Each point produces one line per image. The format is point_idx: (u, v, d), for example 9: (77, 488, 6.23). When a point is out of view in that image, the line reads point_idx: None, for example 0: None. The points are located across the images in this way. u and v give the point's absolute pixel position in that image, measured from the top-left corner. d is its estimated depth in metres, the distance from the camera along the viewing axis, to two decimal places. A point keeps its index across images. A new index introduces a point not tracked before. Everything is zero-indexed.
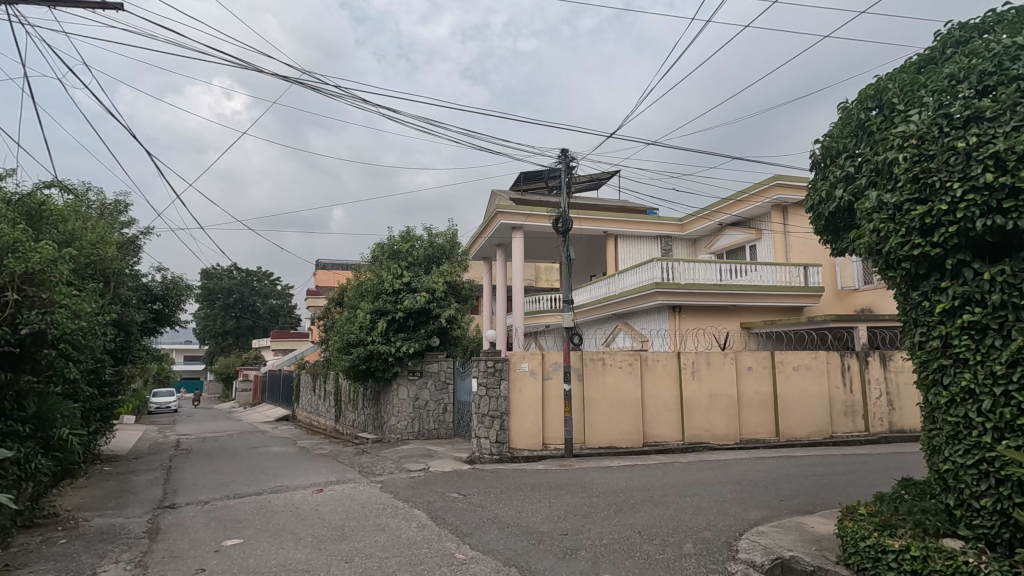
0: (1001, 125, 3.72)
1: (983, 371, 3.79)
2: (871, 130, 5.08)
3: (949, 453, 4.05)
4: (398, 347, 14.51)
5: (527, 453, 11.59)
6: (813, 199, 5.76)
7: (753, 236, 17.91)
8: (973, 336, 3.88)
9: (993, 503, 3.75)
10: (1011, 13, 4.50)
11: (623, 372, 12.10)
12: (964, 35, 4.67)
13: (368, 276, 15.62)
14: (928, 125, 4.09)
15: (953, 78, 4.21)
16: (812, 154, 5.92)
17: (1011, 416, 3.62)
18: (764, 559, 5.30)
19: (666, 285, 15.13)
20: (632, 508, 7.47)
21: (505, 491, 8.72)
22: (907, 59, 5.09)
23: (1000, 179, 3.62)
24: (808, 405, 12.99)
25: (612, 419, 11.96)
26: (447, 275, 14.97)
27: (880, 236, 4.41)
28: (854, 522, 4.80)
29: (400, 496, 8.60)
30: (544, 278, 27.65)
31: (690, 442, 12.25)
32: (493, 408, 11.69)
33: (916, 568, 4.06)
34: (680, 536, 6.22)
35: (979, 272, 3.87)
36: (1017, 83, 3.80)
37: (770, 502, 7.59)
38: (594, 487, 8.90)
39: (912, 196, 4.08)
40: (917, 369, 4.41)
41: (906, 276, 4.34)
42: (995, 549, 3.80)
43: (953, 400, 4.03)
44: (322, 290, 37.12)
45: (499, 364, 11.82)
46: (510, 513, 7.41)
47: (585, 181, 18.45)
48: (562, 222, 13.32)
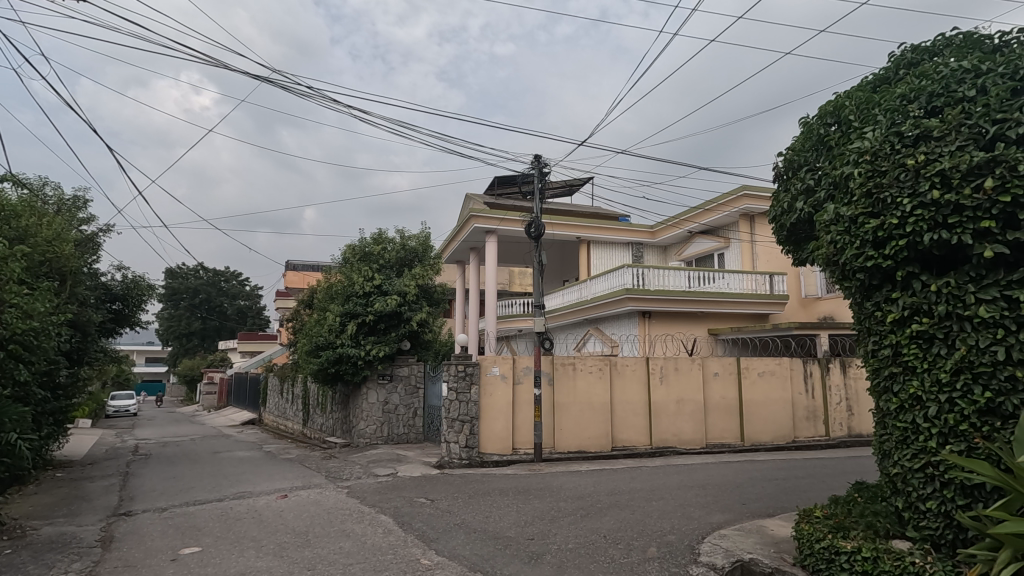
0: (948, 144, 3.89)
1: (929, 379, 3.96)
2: (830, 145, 5.24)
3: (898, 457, 4.21)
4: (368, 351, 14.31)
5: (497, 457, 11.58)
6: (775, 210, 5.91)
7: (722, 244, 18.30)
8: (921, 345, 4.05)
9: (938, 505, 3.91)
10: (960, 37, 4.71)
11: (593, 376, 12.21)
12: (916, 57, 4.88)
13: (338, 277, 15.43)
14: (881, 142, 4.28)
15: (904, 97, 4.38)
16: (775, 166, 6.05)
17: (954, 422, 3.81)
18: (725, 561, 5.41)
19: (636, 291, 15.35)
20: (598, 513, 7.54)
21: (473, 496, 8.70)
22: (865, 77, 5.27)
23: (946, 196, 3.79)
24: (772, 410, 13.32)
25: (582, 424, 12.06)
26: (419, 278, 14.91)
27: (837, 247, 4.58)
28: (810, 525, 4.94)
29: (368, 502, 8.51)
30: (518, 283, 27.75)
31: (658, 446, 12.43)
32: (463, 413, 11.63)
33: (866, 569, 4.20)
34: (645, 539, 6.31)
35: (927, 284, 4.04)
36: (962, 105, 3.97)
37: (732, 506, 7.74)
38: (562, 491, 8.96)
39: (866, 210, 4.26)
40: (870, 376, 4.57)
41: (861, 285, 4.51)
42: (940, 549, 3.96)
43: (902, 406, 4.20)
44: (292, 291, 36.46)
45: (469, 368, 11.76)
46: (477, 517, 7.41)
47: (559, 186, 18.60)
48: (534, 227, 13.35)
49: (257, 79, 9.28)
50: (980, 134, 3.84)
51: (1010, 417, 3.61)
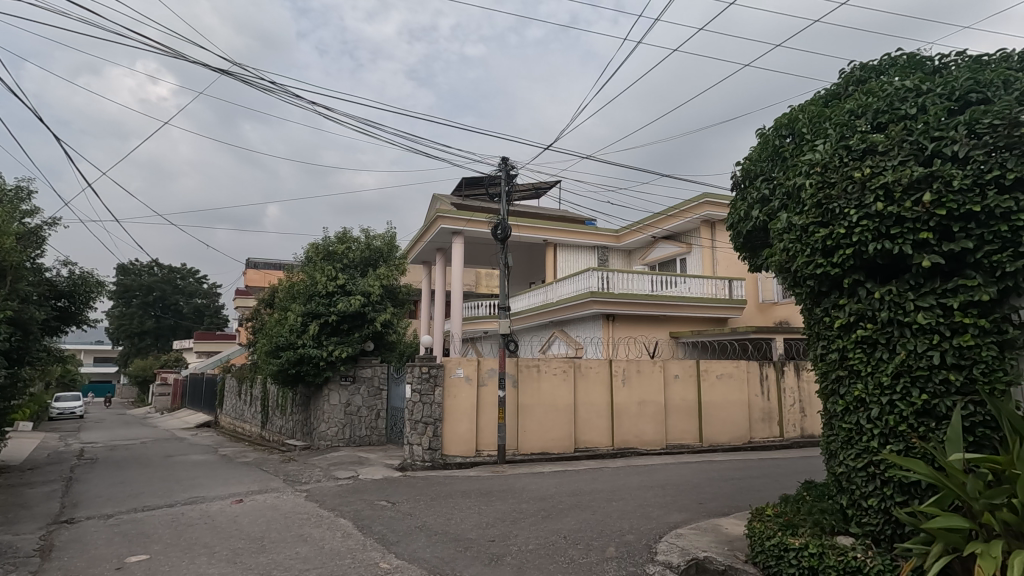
0: (892, 158, 4.08)
1: (872, 382, 4.15)
2: (784, 155, 5.42)
3: (843, 456, 4.39)
4: (330, 352, 14.03)
5: (460, 459, 11.54)
6: (732, 218, 6.08)
7: (684, 250, 18.72)
8: (865, 350, 4.24)
9: (878, 502, 4.11)
10: (904, 57, 4.95)
11: (557, 378, 12.31)
12: (863, 75, 5.11)
13: (300, 277, 15.11)
14: (830, 155, 4.46)
15: (853, 113, 4.58)
16: (732, 175, 6.22)
17: (894, 424, 4.00)
18: (681, 560, 5.51)
19: (600, 294, 15.57)
20: (560, 514, 7.60)
21: (435, 498, 8.64)
22: (817, 91, 5.48)
23: (889, 208, 3.99)
24: (729, 412, 13.69)
25: (545, 425, 12.13)
26: (384, 279, 14.73)
27: (789, 254, 4.76)
28: (762, 523, 5.10)
29: (327, 505, 8.36)
30: (484, 285, 27.74)
31: (619, 447, 12.62)
32: (427, 415, 11.55)
33: (813, 564, 4.36)
34: (604, 539, 6.41)
35: (871, 291, 4.23)
36: (905, 122, 4.18)
37: (689, 505, 7.92)
38: (525, 492, 8.99)
39: (816, 219, 4.44)
40: (818, 379, 4.76)
41: (811, 292, 4.71)
42: (880, 544, 4.16)
43: (848, 408, 4.38)
44: (252, 290, 35.51)
45: (434, 369, 11.67)
46: (439, 520, 7.37)
47: (527, 189, 18.69)
48: (500, 228, 13.35)
49: (218, 71, 9.02)
50: (920, 149, 4.04)
51: (943, 418, 3.84)
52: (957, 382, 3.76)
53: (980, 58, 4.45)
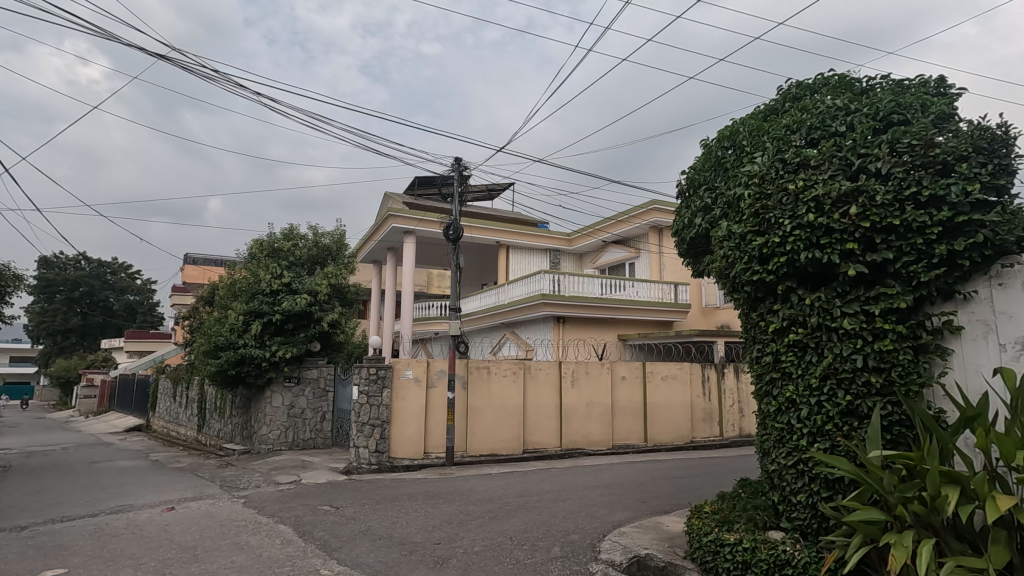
0: (822, 172, 4.32)
1: (803, 384, 4.37)
2: (726, 166, 5.63)
3: (775, 455, 4.60)
4: (274, 352, 13.53)
5: (407, 462, 11.38)
6: (677, 224, 6.28)
7: (632, 254, 19.19)
8: (796, 353, 4.47)
9: (806, 498, 4.34)
10: (835, 78, 5.25)
11: (507, 379, 12.35)
12: (799, 92, 5.39)
13: (242, 274, 14.52)
14: (768, 167, 4.69)
15: (788, 128, 4.82)
16: (678, 183, 6.40)
17: (821, 423, 4.24)
18: (624, 558, 5.62)
19: (551, 297, 15.76)
20: (506, 515, 7.62)
21: (380, 502, 8.48)
22: (757, 106, 5.74)
23: (819, 220, 4.22)
24: (673, 412, 14.12)
25: (494, 427, 12.14)
26: (332, 277, 14.34)
27: (728, 261, 4.97)
28: (699, 519, 5.30)
29: (266, 511, 8.05)
30: (436, 286, 27.53)
31: (567, 448, 12.77)
32: (374, 417, 11.36)
33: (746, 559, 4.53)
34: (550, 540, 6.46)
35: (802, 298, 4.47)
36: (834, 139, 4.44)
37: (633, 504, 8.10)
38: (472, 494, 8.96)
39: (753, 227, 4.65)
40: (753, 380, 4.97)
41: (748, 297, 4.92)
42: (807, 537, 4.39)
43: (780, 408, 4.60)
44: (190, 287, 33.86)
45: (382, 371, 11.45)
46: (384, 524, 7.24)
47: (480, 190, 18.69)
48: (452, 228, 13.27)
49: (156, 56, 8.56)
50: (847, 164, 4.30)
51: (865, 417, 4.10)
52: (878, 384, 4.02)
53: (902, 82, 4.79)
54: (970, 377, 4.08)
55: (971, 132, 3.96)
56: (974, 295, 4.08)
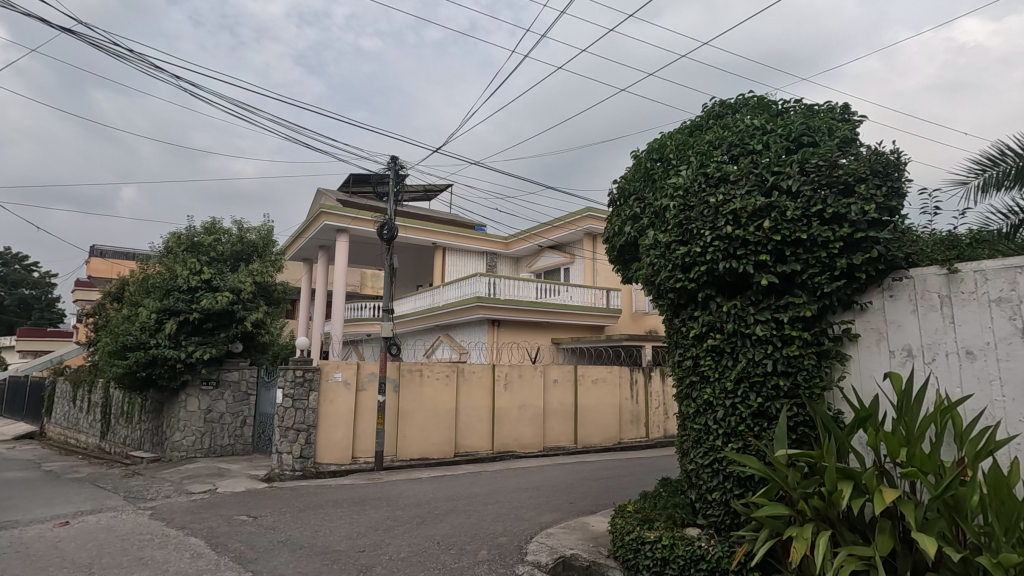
0: (740, 188, 4.58)
1: (719, 387, 4.61)
2: (654, 177, 5.82)
3: (693, 454, 4.82)
4: (190, 353, 12.68)
5: (334, 467, 10.99)
6: (608, 231, 6.44)
7: (567, 260, 19.57)
8: (714, 358, 4.70)
9: (721, 495, 4.57)
10: (755, 99, 5.57)
11: (439, 383, 12.22)
12: (721, 111, 5.69)
13: (157, 269, 13.57)
14: (692, 180, 4.91)
15: (712, 144, 5.08)
16: (610, 191, 6.57)
17: (734, 424, 4.48)
18: (549, 559, 5.68)
19: (486, 300, 15.78)
20: (435, 519, 7.54)
21: (303, 510, 8.14)
22: (683, 122, 6.01)
23: (736, 232, 4.48)
24: (602, 415, 14.49)
25: (425, 431, 11.97)
26: (258, 275, 13.66)
27: (654, 269, 5.17)
28: (623, 518, 5.45)
29: (175, 523, 7.52)
30: (369, 286, 26.96)
31: (499, 450, 12.81)
32: (300, 421, 10.87)
33: (665, 555, 4.69)
34: (477, 543, 6.44)
35: (720, 305, 4.71)
36: (752, 157, 4.72)
37: (560, 505, 8.22)
38: (400, 500, 8.78)
39: (677, 237, 4.86)
40: (675, 383, 5.18)
41: (672, 304, 5.14)
42: (721, 532, 4.62)
43: (698, 410, 4.82)
44: (97, 282, 31.24)
45: (309, 373, 11.00)
46: (306, 533, 6.96)
47: (417, 190, 18.45)
48: (386, 228, 13.00)
49: (59, 30, 7.82)
50: (763, 180, 4.57)
51: (774, 418, 4.38)
52: (785, 387, 4.31)
53: (813, 106, 5.16)
54: (864, 381, 4.46)
55: (869, 156, 4.32)
56: (869, 306, 4.46)
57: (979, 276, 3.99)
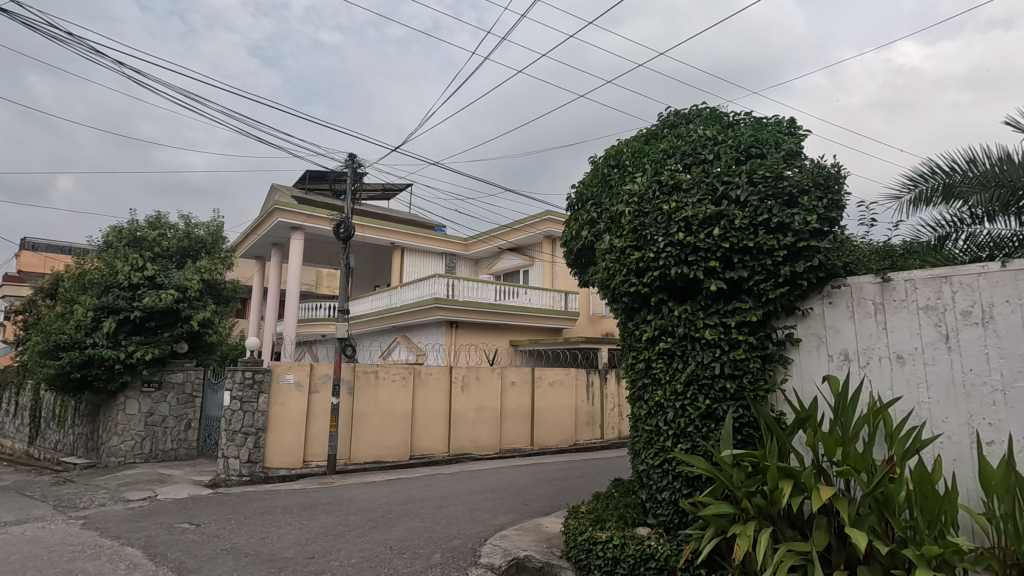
0: (692, 196, 4.71)
1: (669, 390, 4.73)
2: (610, 183, 5.92)
3: (644, 455, 4.92)
4: (130, 353, 12.06)
5: (284, 472, 10.67)
6: (566, 235, 6.52)
7: (526, 262, 19.68)
8: (665, 360, 4.82)
9: (670, 495, 4.68)
10: (708, 110, 5.75)
11: (396, 384, 12.05)
12: (676, 120, 5.85)
13: (95, 264, 12.85)
14: (647, 187, 5.02)
15: (666, 153, 5.21)
16: (568, 196, 6.64)
17: (684, 425, 4.60)
18: (502, 561, 5.69)
19: (445, 301, 15.67)
20: (388, 523, 7.43)
21: (249, 517, 7.87)
22: (640, 129, 6.14)
23: (687, 238, 4.60)
24: (558, 416, 14.62)
25: (380, 433, 11.78)
26: (205, 272, 13.14)
27: (610, 273, 5.26)
28: (576, 519, 5.51)
29: (110, 533, 7.13)
30: (325, 286, 26.38)
31: (455, 453, 12.74)
32: (248, 424, 10.51)
33: (616, 554, 4.78)
34: (430, 547, 6.38)
35: (671, 309, 4.84)
36: (704, 166, 4.86)
37: (515, 507, 8.25)
38: (353, 504, 8.61)
39: (632, 242, 4.96)
40: (628, 385, 5.28)
41: (626, 308, 5.25)
42: (669, 531, 4.74)
43: (650, 412, 4.93)
44: (27, 276, 29.30)
45: (259, 375, 10.66)
46: (252, 540, 6.72)
47: (376, 189, 18.16)
48: (343, 227, 12.73)
49: None
50: (714, 190, 4.71)
51: (720, 419, 4.53)
52: (732, 389, 4.47)
53: (761, 119, 5.37)
54: (805, 384, 4.66)
55: (812, 169, 4.53)
56: (810, 312, 4.67)
57: (909, 285, 4.24)
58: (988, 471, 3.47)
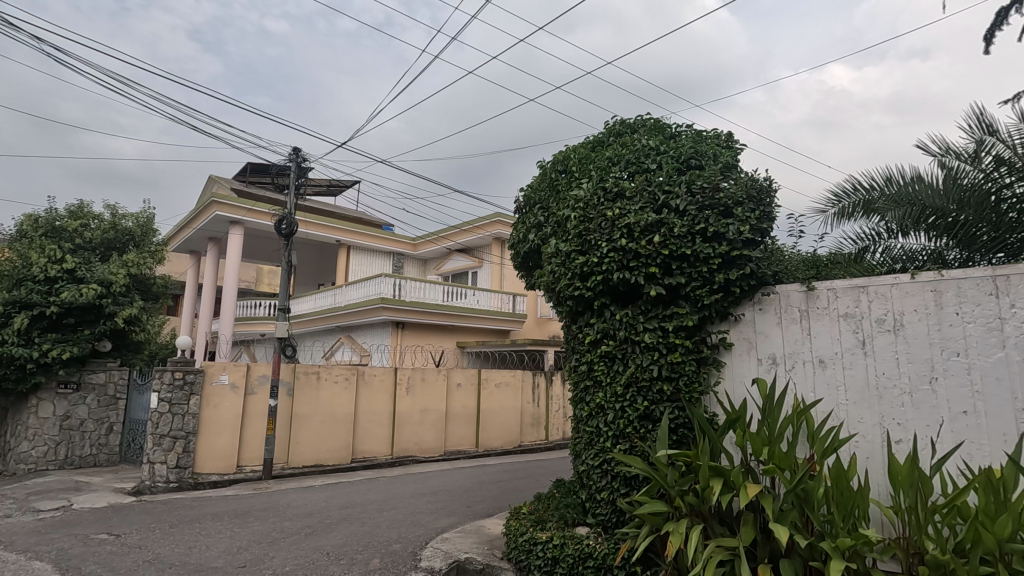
0: (635, 204, 4.84)
1: (610, 392, 4.84)
2: (557, 188, 5.99)
3: (584, 456, 5.02)
4: (45, 352, 11.18)
5: (215, 478, 10.16)
6: (513, 237, 6.56)
7: (475, 264, 19.64)
8: (607, 363, 4.93)
9: (609, 494, 4.79)
10: (652, 120, 5.94)
11: (338, 386, 11.74)
12: (621, 129, 6.01)
13: (6, 255, 11.83)
14: (592, 194, 5.13)
15: (611, 160, 5.35)
16: (516, 199, 6.68)
17: (623, 426, 4.72)
18: (443, 564, 5.65)
19: (391, 301, 15.42)
20: (326, 529, 7.23)
21: (175, 525, 7.45)
22: (587, 137, 6.27)
23: (630, 244, 4.73)
24: (504, 418, 14.67)
25: (320, 436, 11.45)
26: (133, 266, 12.35)
27: (555, 276, 5.34)
28: (517, 520, 5.54)
29: (15, 547, 6.58)
30: (265, 283, 25.42)
31: (398, 455, 12.54)
32: (177, 428, 9.93)
33: (555, 554, 4.84)
34: (369, 552, 6.26)
35: (613, 313, 4.97)
36: (646, 175, 5.01)
37: (458, 509, 8.21)
38: (289, 509, 8.32)
39: (577, 247, 5.05)
40: (571, 387, 5.36)
41: (570, 311, 5.34)
42: (607, 529, 4.85)
43: (591, 413, 5.03)
44: None
45: (190, 376, 10.12)
46: (177, 551, 6.37)
47: (322, 185, 17.66)
48: (286, 223, 12.29)
49: None
50: (655, 198, 4.86)
51: (657, 420, 4.68)
52: (668, 391, 4.63)
53: (701, 132, 5.60)
54: (736, 386, 4.88)
55: (746, 182, 4.76)
56: (742, 317, 4.90)
57: (830, 293, 4.52)
58: (896, 468, 3.74)
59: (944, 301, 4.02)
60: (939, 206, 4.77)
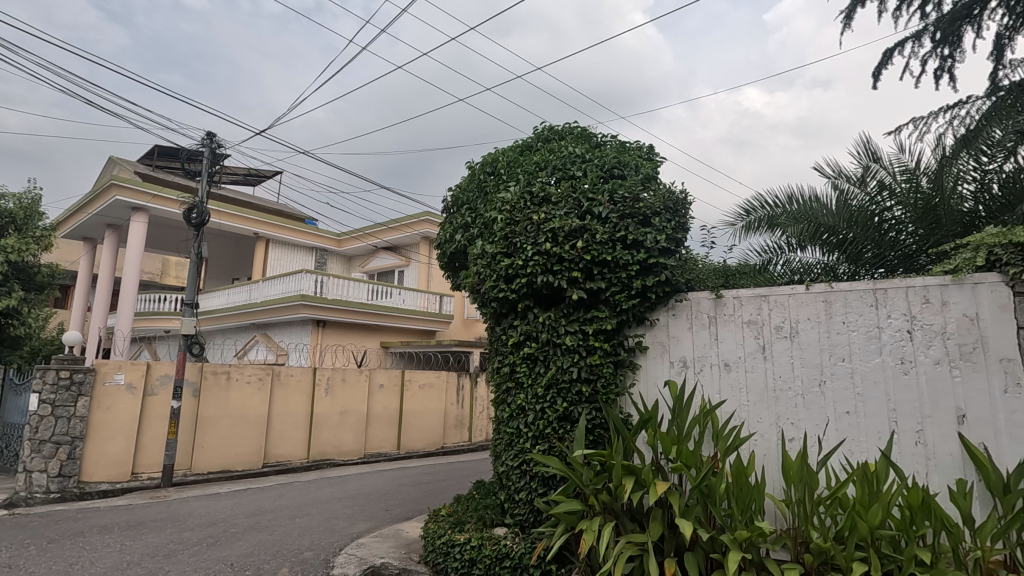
0: (560, 209, 4.94)
1: (531, 393, 4.90)
2: (485, 189, 5.99)
3: (504, 457, 5.05)
4: None
5: (105, 487, 9.27)
6: (440, 237, 6.49)
7: (402, 263, 19.28)
8: (529, 364, 4.99)
9: (527, 494, 4.85)
10: (578, 129, 6.09)
11: (250, 387, 11.11)
12: (549, 135, 6.10)
13: None
14: (519, 197, 5.18)
15: (539, 165, 5.43)
16: (444, 198, 6.62)
17: (543, 427, 4.80)
18: (357, 570, 5.48)
19: (311, 298, 14.82)
20: (231, 538, 6.81)
21: (54, 541, 6.73)
22: (516, 141, 6.32)
23: (554, 248, 4.82)
24: (427, 419, 14.49)
25: (229, 440, 10.79)
26: (12, 252, 11.05)
27: (480, 278, 5.34)
28: (435, 523, 5.48)
29: None
30: (172, 276, 23.65)
31: (315, 459, 12.05)
32: (61, 432, 9.00)
33: (472, 555, 4.82)
34: (278, 561, 5.96)
35: (537, 315, 5.04)
36: (571, 181, 5.14)
37: (376, 513, 8.01)
38: (190, 519, 7.76)
39: (503, 249, 5.08)
40: (493, 388, 5.37)
41: (494, 312, 5.37)
42: (525, 529, 4.90)
43: (512, 414, 5.07)
44: None
45: (78, 375, 9.19)
46: (55, 569, 5.76)
47: (239, 173, 16.67)
48: (196, 211, 11.47)
49: None
50: (579, 205, 4.98)
51: (575, 421, 4.80)
52: (586, 392, 4.76)
53: (625, 143, 5.81)
54: (649, 388, 5.09)
55: (664, 193, 5.00)
56: (657, 322, 5.11)
57: (736, 301, 4.83)
58: (789, 464, 4.05)
59: (833, 310, 4.41)
60: (831, 224, 5.23)
